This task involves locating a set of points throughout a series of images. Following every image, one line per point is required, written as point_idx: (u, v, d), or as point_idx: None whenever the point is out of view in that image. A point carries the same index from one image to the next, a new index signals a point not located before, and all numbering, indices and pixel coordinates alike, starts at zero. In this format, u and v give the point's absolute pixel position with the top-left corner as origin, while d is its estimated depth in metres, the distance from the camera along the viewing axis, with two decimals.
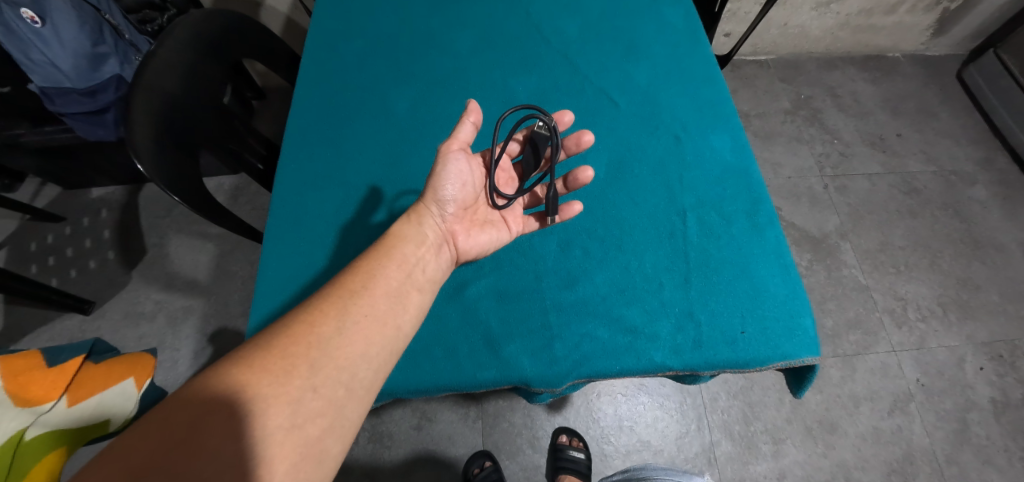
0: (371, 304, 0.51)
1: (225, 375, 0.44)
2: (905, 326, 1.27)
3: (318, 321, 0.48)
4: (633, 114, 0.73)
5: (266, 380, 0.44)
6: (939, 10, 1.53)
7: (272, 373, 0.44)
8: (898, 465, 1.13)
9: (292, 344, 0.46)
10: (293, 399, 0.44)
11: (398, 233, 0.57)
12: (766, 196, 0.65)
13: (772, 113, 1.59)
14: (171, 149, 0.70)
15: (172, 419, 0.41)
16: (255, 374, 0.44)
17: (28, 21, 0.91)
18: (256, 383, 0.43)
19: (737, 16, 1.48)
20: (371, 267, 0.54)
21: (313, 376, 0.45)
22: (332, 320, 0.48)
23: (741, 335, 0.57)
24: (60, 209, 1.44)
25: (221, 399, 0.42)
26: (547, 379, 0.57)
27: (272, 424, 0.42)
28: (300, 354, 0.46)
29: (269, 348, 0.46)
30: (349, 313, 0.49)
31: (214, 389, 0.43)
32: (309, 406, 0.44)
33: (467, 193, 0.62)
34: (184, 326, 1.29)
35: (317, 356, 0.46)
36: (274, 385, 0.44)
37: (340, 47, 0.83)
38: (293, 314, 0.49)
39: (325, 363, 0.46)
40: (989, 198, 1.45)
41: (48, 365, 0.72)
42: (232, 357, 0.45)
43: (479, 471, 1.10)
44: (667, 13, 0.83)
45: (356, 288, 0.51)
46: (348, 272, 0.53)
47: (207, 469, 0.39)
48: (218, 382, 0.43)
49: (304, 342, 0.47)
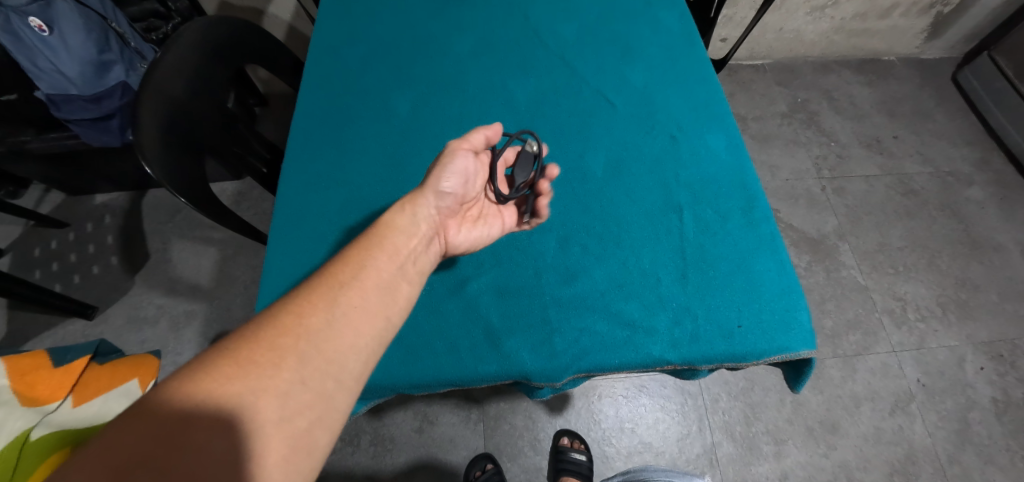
0: (363, 294, 0.50)
1: (209, 369, 0.41)
2: (905, 326, 1.28)
3: (307, 312, 0.46)
4: (629, 114, 0.75)
5: (254, 373, 0.42)
6: (932, 14, 1.55)
7: (259, 365, 0.42)
8: (901, 465, 1.12)
9: (281, 336, 0.44)
10: (281, 393, 0.42)
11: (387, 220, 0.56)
12: (761, 193, 0.66)
13: (769, 116, 1.61)
14: (176, 151, 0.71)
15: (152, 418, 0.38)
16: (242, 367, 0.42)
17: (35, 30, 0.93)
18: (244, 378, 0.41)
19: (732, 21, 1.50)
20: (361, 255, 0.52)
21: (303, 368, 0.43)
22: (322, 311, 0.47)
23: (737, 329, 0.58)
24: (63, 216, 1.45)
25: (205, 393, 0.40)
26: (546, 372, 0.57)
27: (260, 419, 0.40)
28: (289, 346, 0.44)
29: (256, 339, 0.44)
30: (339, 304, 0.48)
31: (198, 383, 0.40)
32: (298, 399, 0.42)
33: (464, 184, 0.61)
34: (187, 331, 1.30)
35: (308, 349, 0.44)
36: (262, 378, 0.42)
37: (342, 51, 0.84)
38: (281, 304, 0.47)
39: (315, 355, 0.45)
40: (986, 198, 1.46)
41: (54, 365, 0.73)
42: (216, 350, 0.43)
43: (481, 474, 1.10)
44: (662, 16, 0.85)
45: (346, 276, 0.50)
46: (338, 261, 0.51)
47: (190, 467, 0.37)
48: (203, 375, 0.41)
49: (292, 334, 0.45)
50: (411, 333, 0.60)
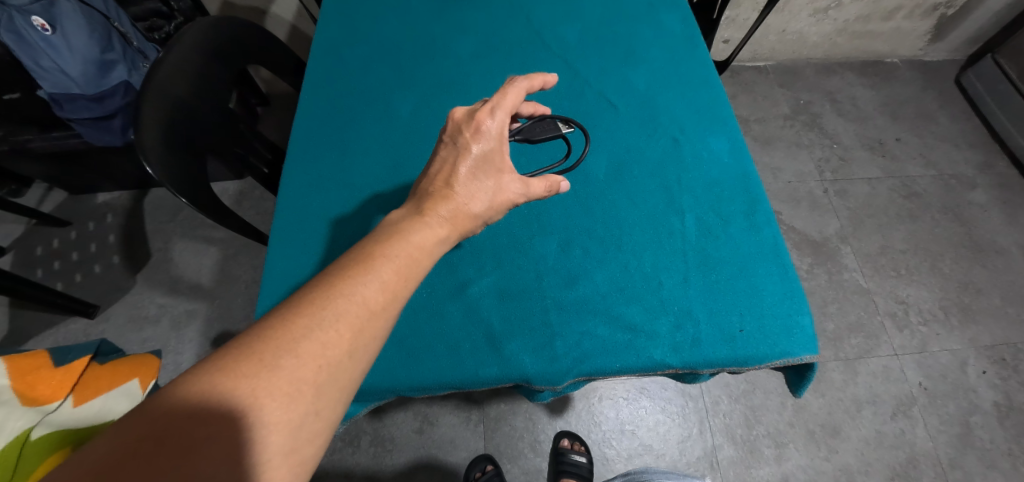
0: (387, 314, 0.44)
1: (219, 386, 0.37)
2: (907, 330, 1.27)
3: (328, 335, 0.41)
4: (631, 117, 0.74)
5: (268, 401, 0.37)
6: (936, 16, 1.55)
7: (273, 391, 0.38)
8: (902, 469, 1.12)
9: (296, 359, 0.39)
10: (293, 425, 0.38)
11: (415, 225, 0.49)
12: (763, 196, 0.66)
13: (771, 118, 1.61)
14: (178, 151, 0.72)
15: (159, 435, 0.35)
16: (253, 393, 0.37)
17: (38, 29, 0.93)
18: (256, 403, 0.37)
19: (735, 23, 1.50)
20: (388, 267, 0.45)
21: (318, 399, 0.39)
22: (345, 336, 0.41)
23: (738, 333, 0.58)
24: (66, 214, 1.45)
25: (214, 417, 0.36)
26: (548, 376, 0.57)
27: (268, 453, 0.37)
28: (306, 374, 0.39)
29: (268, 356, 0.39)
30: (364, 330, 0.42)
31: (211, 403, 0.37)
32: (308, 433, 0.39)
33: (502, 194, 0.54)
34: (188, 330, 1.30)
35: (325, 375, 0.40)
36: (276, 407, 0.37)
37: (344, 52, 0.85)
38: (299, 315, 0.41)
39: (332, 380, 0.40)
40: (990, 201, 1.45)
41: (54, 365, 0.73)
42: (228, 361, 0.38)
43: (481, 475, 1.10)
44: (665, 18, 0.84)
45: (370, 288, 0.44)
46: (362, 267, 0.44)
47: None
48: (214, 396, 0.37)
49: (311, 360, 0.39)
50: (412, 336, 0.59)
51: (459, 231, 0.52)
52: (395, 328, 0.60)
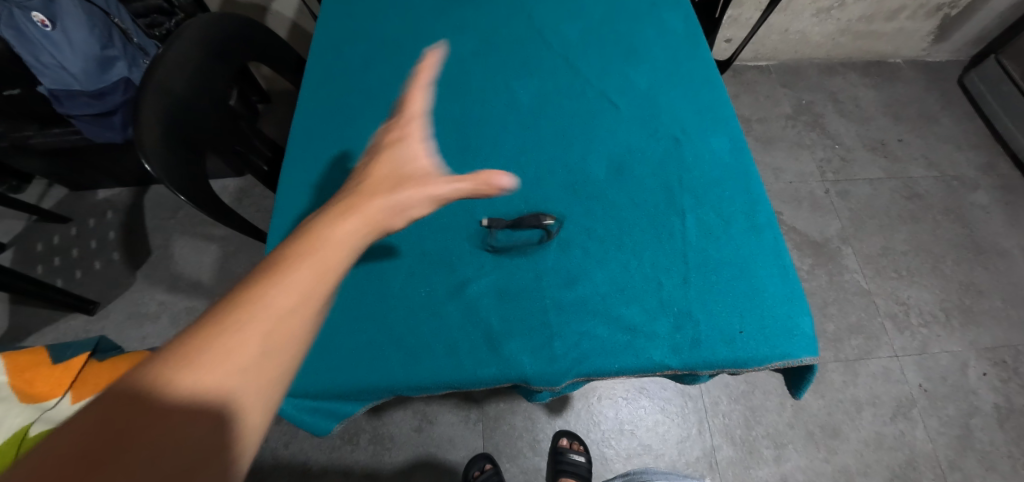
0: (310, 314, 0.38)
1: (102, 418, 0.30)
2: (907, 331, 1.27)
3: (240, 339, 0.34)
4: (633, 116, 0.74)
5: (176, 422, 0.31)
6: (939, 16, 1.54)
7: (181, 416, 0.31)
8: (902, 470, 1.12)
9: (204, 374, 0.32)
10: (211, 447, 0.32)
11: (336, 219, 0.43)
12: (764, 197, 0.66)
13: (773, 118, 1.60)
14: (178, 148, 0.71)
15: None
16: (155, 417, 0.31)
17: (38, 25, 0.93)
18: (162, 429, 0.31)
19: (737, 22, 1.49)
20: (307, 262, 0.39)
21: (235, 415, 0.33)
22: (257, 341, 0.35)
23: (739, 334, 0.58)
24: (66, 211, 1.45)
25: (107, 453, 0.29)
26: (547, 376, 0.57)
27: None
28: (219, 390, 0.33)
29: (169, 374, 0.32)
30: (279, 329, 0.36)
31: (105, 436, 0.30)
32: (231, 453, 0.33)
33: (428, 184, 0.50)
34: (188, 327, 1.30)
35: (242, 384, 0.33)
36: (187, 428, 0.31)
37: (345, 50, 0.84)
38: (199, 328, 0.34)
39: (250, 392, 0.34)
40: (991, 203, 1.45)
41: (54, 362, 0.73)
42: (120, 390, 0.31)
43: (480, 474, 1.10)
44: (667, 17, 0.84)
45: (285, 287, 0.37)
46: (276, 268, 0.38)
47: None
48: (110, 426, 0.30)
49: (224, 375, 0.33)
50: (411, 335, 0.59)
51: (381, 225, 0.46)
52: (394, 327, 0.60)
